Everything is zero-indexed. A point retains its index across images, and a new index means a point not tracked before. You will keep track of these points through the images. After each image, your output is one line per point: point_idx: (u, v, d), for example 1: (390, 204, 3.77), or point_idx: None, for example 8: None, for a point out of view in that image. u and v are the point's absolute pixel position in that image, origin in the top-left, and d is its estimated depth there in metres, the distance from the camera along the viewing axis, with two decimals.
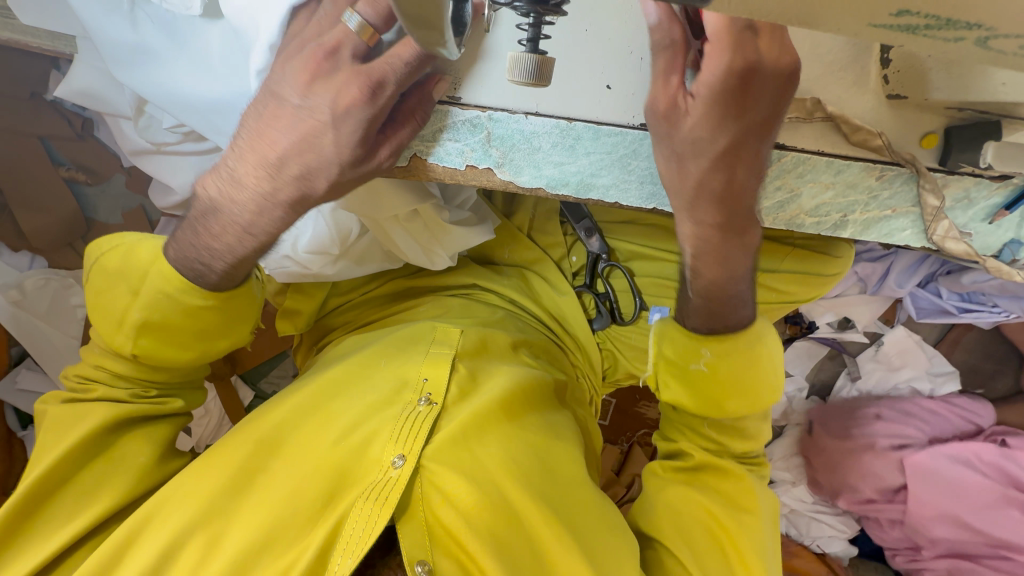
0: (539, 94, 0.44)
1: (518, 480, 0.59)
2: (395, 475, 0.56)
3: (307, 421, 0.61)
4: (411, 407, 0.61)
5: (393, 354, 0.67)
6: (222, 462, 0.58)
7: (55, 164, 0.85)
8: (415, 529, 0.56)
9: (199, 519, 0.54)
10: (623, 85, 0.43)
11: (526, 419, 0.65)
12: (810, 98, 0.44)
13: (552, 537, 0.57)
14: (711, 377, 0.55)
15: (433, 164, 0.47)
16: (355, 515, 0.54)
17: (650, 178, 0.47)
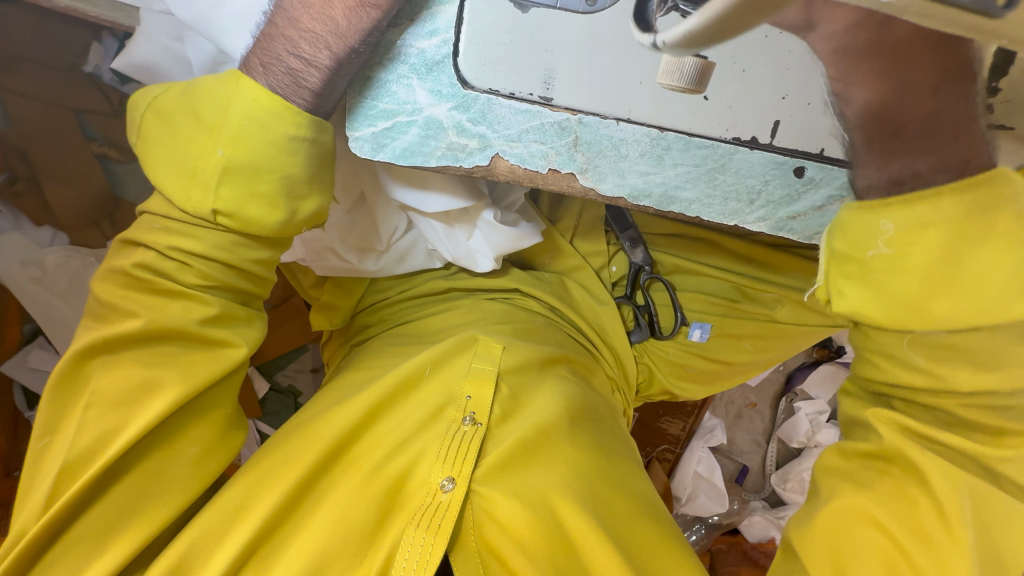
0: (635, 99, 0.41)
1: (568, 503, 0.59)
2: (445, 500, 0.57)
3: (356, 438, 0.62)
4: (455, 426, 0.62)
5: (439, 365, 0.67)
6: (279, 477, 0.59)
7: (87, 138, 0.82)
8: (469, 553, 0.58)
9: (252, 544, 0.56)
10: (720, 96, 0.42)
11: (570, 439, 0.64)
12: None
13: (609, 570, 0.56)
14: (904, 271, 0.42)
15: (514, 166, 0.44)
16: (408, 542, 0.55)
17: (735, 194, 0.46)
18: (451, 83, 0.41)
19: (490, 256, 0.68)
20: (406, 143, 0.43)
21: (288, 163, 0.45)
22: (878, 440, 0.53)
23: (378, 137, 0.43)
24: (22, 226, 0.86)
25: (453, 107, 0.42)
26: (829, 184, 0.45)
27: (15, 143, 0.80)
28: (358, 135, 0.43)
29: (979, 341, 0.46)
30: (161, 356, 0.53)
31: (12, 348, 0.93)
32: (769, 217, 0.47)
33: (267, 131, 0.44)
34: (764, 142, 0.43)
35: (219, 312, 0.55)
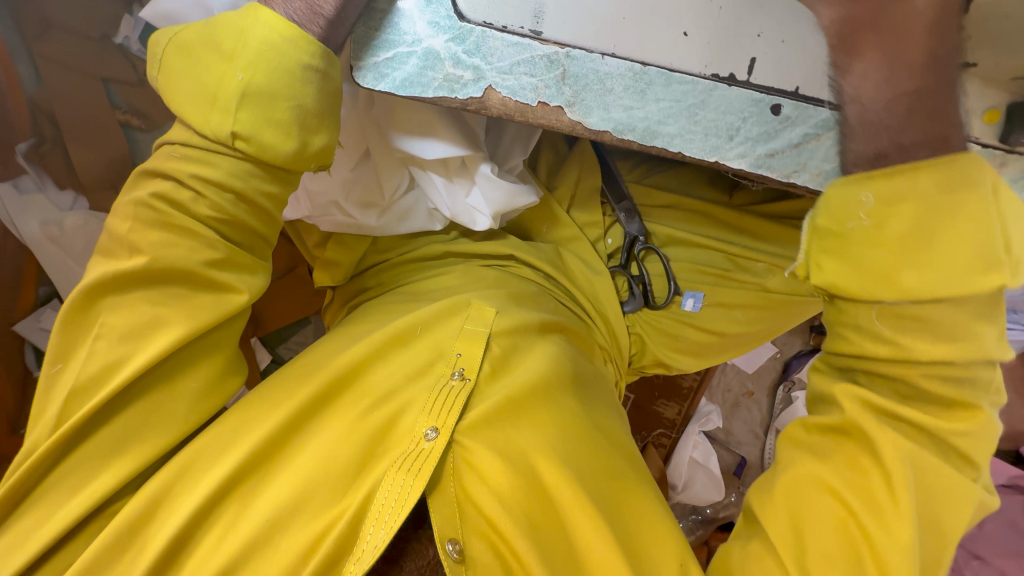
0: (618, 36, 0.45)
1: (554, 462, 0.57)
2: (428, 448, 0.55)
3: (343, 387, 0.61)
4: (445, 380, 0.60)
5: (431, 322, 0.66)
6: (266, 419, 0.58)
7: (112, 105, 0.87)
8: (446, 503, 0.55)
9: (232, 478, 0.55)
10: (699, 33, 0.45)
11: (560, 402, 0.63)
12: None
13: (586, 523, 0.55)
14: (874, 243, 0.45)
15: (505, 98, 0.47)
16: (387, 485, 0.54)
17: (715, 130, 0.48)
18: (449, 16, 0.45)
19: (486, 213, 0.69)
20: (405, 74, 0.47)
21: (300, 91, 0.48)
22: (839, 414, 0.51)
23: (379, 66, 0.47)
24: (46, 188, 0.90)
25: (449, 39, 0.46)
26: (804, 122, 0.47)
27: (45, 107, 0.85)
28: (361, 65, 0.47)
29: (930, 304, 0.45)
30: (171, 297, 0.55)
31: (27, 309, 0.93)
32: (749, 154, 0.48)
33: (284, 57, 0.48)
34: (742, 79, 0.46)
35: (225, 256, 0.56)
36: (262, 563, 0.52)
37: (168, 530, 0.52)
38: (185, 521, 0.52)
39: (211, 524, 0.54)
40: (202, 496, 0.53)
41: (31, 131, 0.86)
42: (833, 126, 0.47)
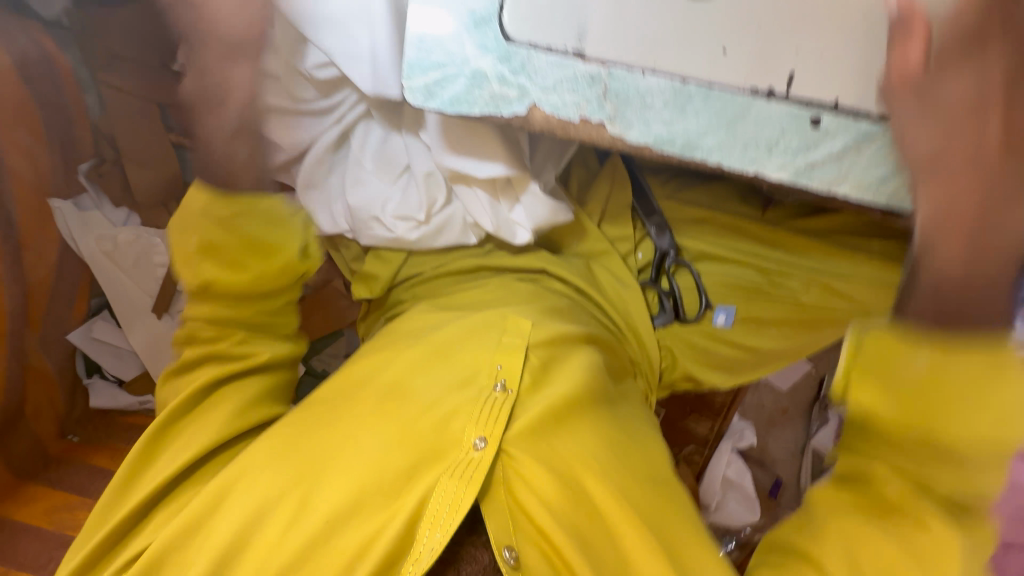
0: (657, 53, 0.47)
1: (598, 471, 0.58)
2: (477, 457, 0.56)
3: (386, 398, 0.60)
4: (488, 392, 0.59)
5: (467, 338, 0.63)
6: (311, 433, 0.58)
7: (167, 127, 0.91)
8: (499, 508, 0.56)
9: (292, 482, 0.55)
10: (738, 49, 0.46)
11: (600, 413, 0.63)
12: None
13: (635, 539, 0.55)
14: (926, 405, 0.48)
15: (548, 115, 0.49)
16: (440, 491, 0.55)
17: (754, 142, 0.49)
18: (495, 38, 0.47)
19: (526, 228, 0.72)
20: (454, 92, 0.49)
21: None
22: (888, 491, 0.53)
23: (428, 87, 0.49)
24: (103, 206, 0.96)
25: (496, 60, 0.48)
26: (844, 133, 0.47)
27: (106, 131, 0.91)
28: (412, 85, 0.49)
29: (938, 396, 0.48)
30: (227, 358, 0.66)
31: (80, 319, 0.99)
32: (788, 165, 0.49)
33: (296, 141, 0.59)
34: (781, 93, 0.47)
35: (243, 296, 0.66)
36: (320, 563, 0.53)
37: (228, 526, 0.53)
38: (237, 528, 0.53)
39: (273, 516, 0.54)
40: (262, 495, 0.54)
41: (93, 152, 0.92)
42: (875, 138, 0.47)
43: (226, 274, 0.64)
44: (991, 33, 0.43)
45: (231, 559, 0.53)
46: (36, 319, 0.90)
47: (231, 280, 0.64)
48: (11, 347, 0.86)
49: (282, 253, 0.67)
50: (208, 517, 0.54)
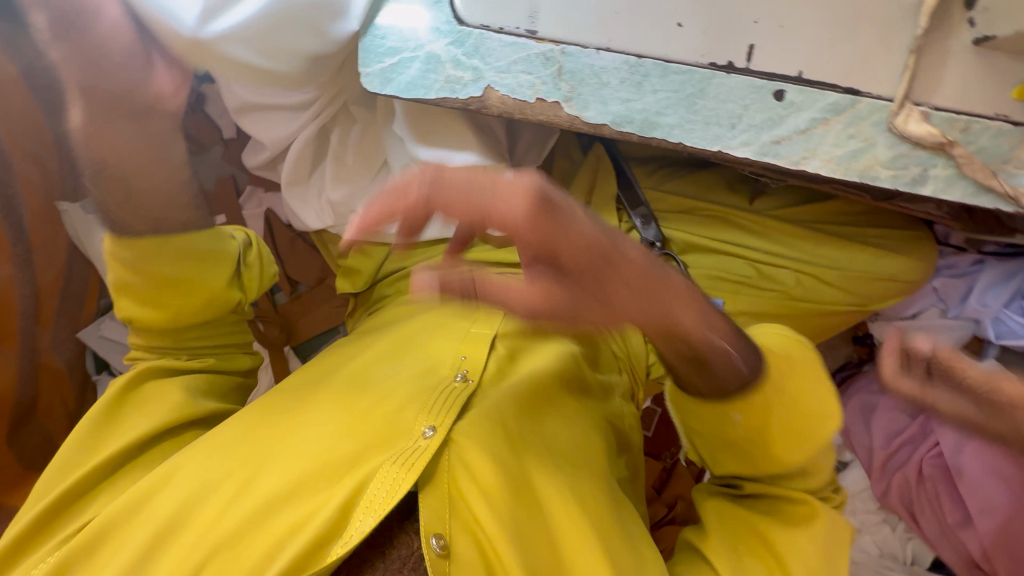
0: (612, 30, 0.46)
1: (546, 462, 0.58)
2: (424, 445, 0.55)
3: (348, 388, 0.62)
4: (448, 380, 0.61)
5: (435, 331, 0.67)
6: (264, 421, 0.60)
7: None
8: (437, 494, 0.54)
9: (237, 465, 0.56)
10: (693, 24, 0.46)
11: (559, 409, 0.64)
12: (885, 42, 0.44)
13: (574, 531, 0.55)
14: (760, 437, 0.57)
15: (504, 97, 0.48)
16: (381, 476, 0.53)
17: (716, 119, 0.47)
18: (449, 22, 0.48)
19: None
20: (409, 77, 0.49)
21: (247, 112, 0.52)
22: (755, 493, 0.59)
23: (383, 72, 0.49)
24: None
25: (450, 43, 0.48)
26: (810, 107, 0.46)
27: None
28: (369, 71, 0.50)
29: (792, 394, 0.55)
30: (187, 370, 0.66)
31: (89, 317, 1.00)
32: (753, 142, 0.47)
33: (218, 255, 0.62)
34: (740, 67, 0.46)
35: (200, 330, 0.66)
36: (250, 546, 0.51)
37: (171, 503, 0.54)
38: (170, 514, 0.53)
39: (212, 497, 0.54)
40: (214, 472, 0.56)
41: None
42: (842, 111, 0.46)
43: (144, 309, 0.61)
44: (607, 277, 0.45)
45: (169, 534, 0.53)
46: (45, 317, 0.92)
47: (154, 317, 0.61)
48: (21, 343, 0.88)
49: (219, 266, 0.62)
50: (142, 501, 0.54)
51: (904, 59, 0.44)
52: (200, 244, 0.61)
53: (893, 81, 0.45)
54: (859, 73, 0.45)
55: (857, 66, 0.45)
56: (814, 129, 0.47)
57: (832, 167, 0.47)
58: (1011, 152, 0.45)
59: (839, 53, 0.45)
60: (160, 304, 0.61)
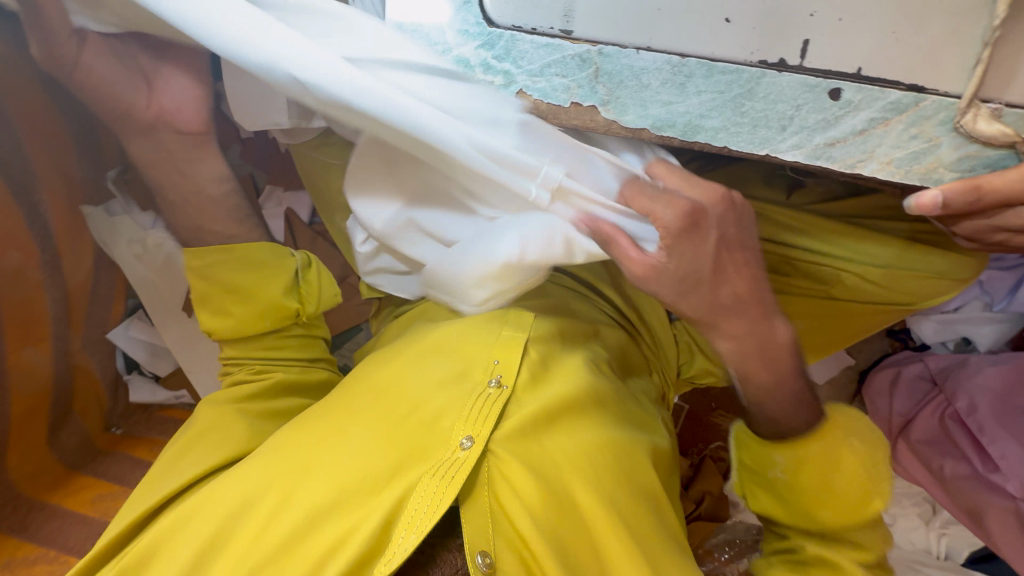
0: (653, 27, 0.43)
1: (588, 478, 0.57)
2: (463, 457, 0.55)
3: (382, 391, 0.61)
4: (481, 387, 0.60)
5: (466, 332, 0.66)
6: (300, 434, 0.59)
7: None
8: (479, 510, 0.55)
9: (278, 475, 0.56)
10: (742, 19, 0.42)
11: (600, 412, 0.62)
12: (956, 34, 0.41)
13: (617, 543, 0.55)
14: (798, 487, 0.57)
15: (537, 101, 0.46)
16: (421, 491, 0.53)
17: (765, 121, 0.44)
18: (478, 23, 0.45)
19: None
20: (437, 84, 0.47)
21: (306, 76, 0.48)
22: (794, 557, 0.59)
23: (412, 79, 0.47)
24: (131, 211, 0.99)
25: (479, 46, 0.45)
26: (870, 105, 0.42)
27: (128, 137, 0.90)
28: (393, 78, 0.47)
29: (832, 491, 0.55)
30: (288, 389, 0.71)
31: (118, 319, 1.03)
32: (805, 145, 0.44)
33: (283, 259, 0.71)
34: (794, 64, 0.43)
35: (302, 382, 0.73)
36: (298, 560, 0.52)
37: (215, 518, 0.55)
38: (208, 536, 0.54)
39: (255, 510, 0.55)
40: (251, 487, 0.56)
41: (116, 161, 0.93)
42: (905, 110, 0.42)
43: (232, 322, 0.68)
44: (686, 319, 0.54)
45: (220, 541, 0.54)
46: (76, 321, 0.94)
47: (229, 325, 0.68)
48: (56, 348, 0.89)
49: (278, 279, 0.69)
50: (185, 521, 0.56)
51: (972, 53, 0.41)
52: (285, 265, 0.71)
53: (961, 77, 0.41)
54: (925, 69, 0.41)
55: (921, 61, 0.41)
56: (871, 129, 0.44)
57: (891, 170, 0.44)
58: None
59: (901, 48, 0.41)
60: (226, 316, 0.68)
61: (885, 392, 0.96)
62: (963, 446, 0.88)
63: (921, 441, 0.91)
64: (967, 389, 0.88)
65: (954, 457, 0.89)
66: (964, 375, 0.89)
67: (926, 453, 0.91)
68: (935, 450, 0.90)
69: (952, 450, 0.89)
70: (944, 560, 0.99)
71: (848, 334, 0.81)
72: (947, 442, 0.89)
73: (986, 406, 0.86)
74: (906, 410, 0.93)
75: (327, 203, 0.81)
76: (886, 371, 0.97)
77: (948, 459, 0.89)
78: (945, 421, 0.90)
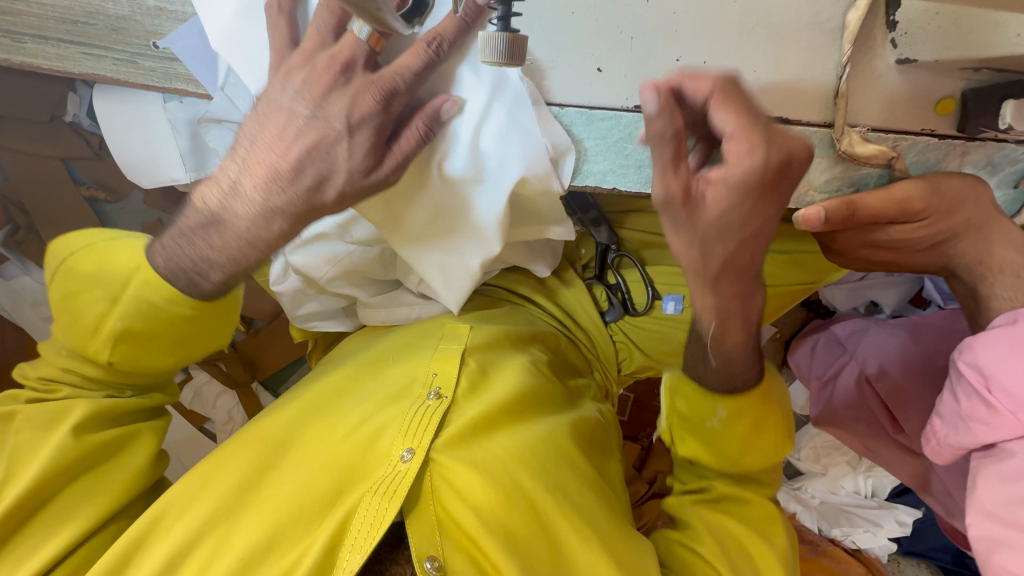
0: (529, 79, 0.44)
1: (530, 469, 0.58)
2: (403, 470, 0.55)
3: (317, 419, 0.62)
4: (420, 401, 0.61)
5: (401, 353, 0.68)
6: (233, 465, 0.58)
7: (77, 182, 0.87)
8: (426, 522, 0.55)
9: (210, 520, 0.54)
10: (614, 68, 0.44)
11: (535, 412, 0.65)
12: (813, 69, 0.42)
13: (566, 525, 0.56)
14: (727, 440, 0.58)
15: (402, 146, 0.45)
16: (363, 510, 0.53)
17: (647, 161, 0.45)
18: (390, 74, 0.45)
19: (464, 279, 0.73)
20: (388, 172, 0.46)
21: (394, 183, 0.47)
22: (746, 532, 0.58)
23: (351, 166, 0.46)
24: (29, 270, 0.92)
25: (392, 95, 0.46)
26: None
27: (13, 196, 0.87)
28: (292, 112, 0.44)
29: (780, 408, 0.59)
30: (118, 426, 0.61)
31: None
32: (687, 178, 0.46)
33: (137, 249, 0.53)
34: None
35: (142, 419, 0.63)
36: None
37: (156, 558, 0.52)
38: None
39: (193, 553, 0.53)
40: (191, 529, 0.53)
41: (4, 220, 0.87)
42: None
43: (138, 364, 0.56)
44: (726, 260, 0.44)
45: None
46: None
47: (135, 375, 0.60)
48: None
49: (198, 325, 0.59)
50: None
51: (829, 85, 0.43)
52: (122, 258, 0.52)
53: (822, 109, 0.43)
54: (790, 102, 0.43)
55: (784, 96, 0.43)
56: None
57: None
58: (938, 161, 0.45)
59: (768, 84, 0.43)
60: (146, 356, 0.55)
61: (807, 354, 1.06)
62: (878, 408, 0.91)
63: (848, 403, 0.97)
64: (877, 354, 0.91)
65: (868, 416, 0.95)
66: (860, 335, 0.96)
67: (845, 414, 0.98)
68: (854, 411, 0.96)
69: (869, 406, 0.93)
70: (870, 499, 1.10)
71: (771, 314, 0.85)
72: (864, 404, 0.95)
73: (897, 362, 0.87)
74: (824, 373, 1.02)
75: None
76: (807, 338, 1.06)
77: (864, 418, 0.95)
78: (858, 384, 0.95)
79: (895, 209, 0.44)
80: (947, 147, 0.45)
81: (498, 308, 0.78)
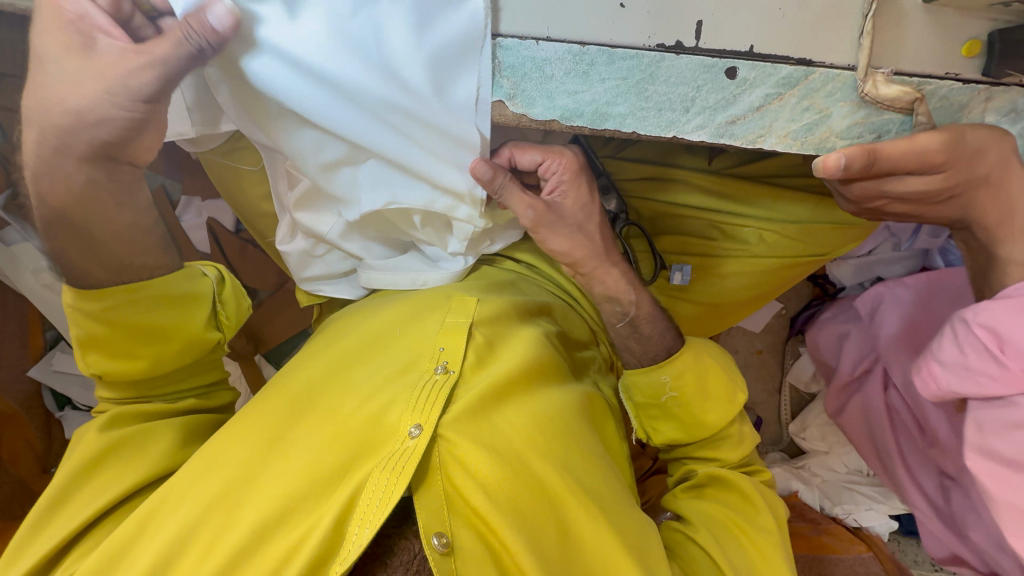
0: (550, 17, 0.43)
1: (539, 447, 0.58)
2: (412, 446, 0.54)
3: (323, 390, 0.61)
4: (428, 375, 0.60)
5: (408, 323, 0.66)
6: (245, 435, 0.57)
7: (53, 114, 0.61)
8: (434, 497, 0.54)
9: (219, 492, 0.53)
10: (636, 2, 0.42)
11: (543, 385, 0.65)
12: (837, 7, 0.42)
13: (575, 505, 0.56)
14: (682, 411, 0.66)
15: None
16: (372, 484, 0.52)
17: (668, 104, 0.45)
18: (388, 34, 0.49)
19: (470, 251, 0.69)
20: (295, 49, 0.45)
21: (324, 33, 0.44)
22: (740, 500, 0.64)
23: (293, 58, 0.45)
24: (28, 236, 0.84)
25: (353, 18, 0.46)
26: (764, 82, 0.44)
27: None
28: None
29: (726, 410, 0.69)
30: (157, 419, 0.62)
31: (38, 356, 0.96)
32: (708, 124, 0.46)
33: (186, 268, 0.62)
34: (690, 46, 0.43)
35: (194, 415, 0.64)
36: (249, 571, 0.50)
37: (166, 535, 0.51)
38: (151, 563, 0.50)
39: (201, 529, 0.52)
40: (200, 506, 0.52)
41: None
42: (796, 84, 0.44)
43: (119, 361, 0.58)
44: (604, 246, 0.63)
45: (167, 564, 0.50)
46: None
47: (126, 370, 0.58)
48: None
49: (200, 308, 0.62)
50: (118, 559, 0.51)
51: (853, 24, 0.42)
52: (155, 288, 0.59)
53: (846, 49, 0.43)
54: (812, 42, 0.43)
55: (808, 36, 0.43)
56: (768, 104, 0.45)
57: (788, 142, 0.46)
58: (962, 106, 0.45)
59: (791, 22, 0.42)
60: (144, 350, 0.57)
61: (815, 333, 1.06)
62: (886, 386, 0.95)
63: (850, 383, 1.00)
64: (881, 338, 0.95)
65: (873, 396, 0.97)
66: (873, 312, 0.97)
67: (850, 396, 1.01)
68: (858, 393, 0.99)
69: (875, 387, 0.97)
70: (872, 477, 1.11)
71: (779, 285, 0.85)
72: (865, 386, 0.98)
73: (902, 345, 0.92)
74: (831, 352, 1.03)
75: (249, 214, 0.79)
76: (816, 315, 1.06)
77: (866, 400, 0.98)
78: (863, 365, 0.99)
79: (914, 161, 0.44)
80: (971, 92, 0.44)
81: (505, 277, 0.77)
